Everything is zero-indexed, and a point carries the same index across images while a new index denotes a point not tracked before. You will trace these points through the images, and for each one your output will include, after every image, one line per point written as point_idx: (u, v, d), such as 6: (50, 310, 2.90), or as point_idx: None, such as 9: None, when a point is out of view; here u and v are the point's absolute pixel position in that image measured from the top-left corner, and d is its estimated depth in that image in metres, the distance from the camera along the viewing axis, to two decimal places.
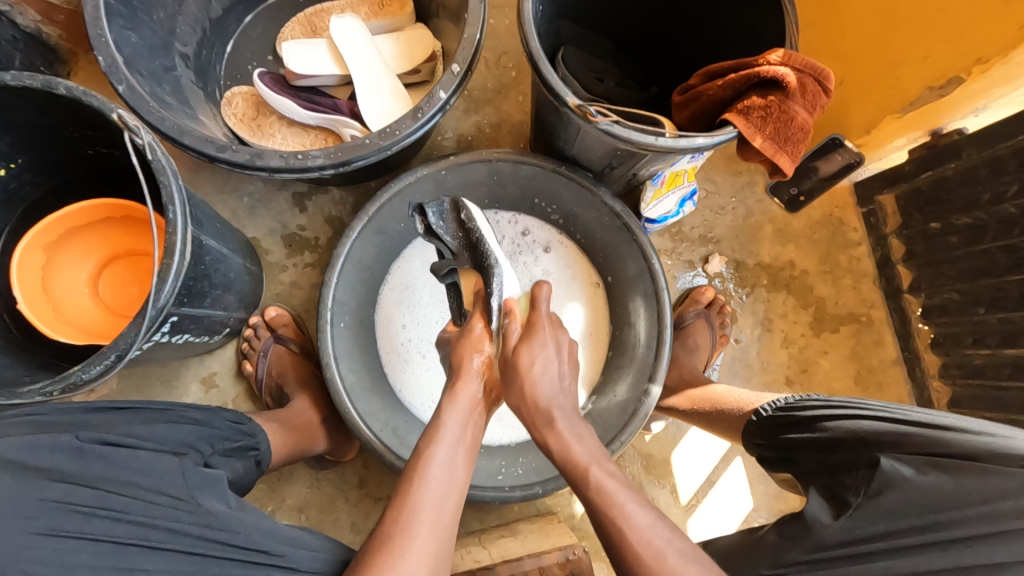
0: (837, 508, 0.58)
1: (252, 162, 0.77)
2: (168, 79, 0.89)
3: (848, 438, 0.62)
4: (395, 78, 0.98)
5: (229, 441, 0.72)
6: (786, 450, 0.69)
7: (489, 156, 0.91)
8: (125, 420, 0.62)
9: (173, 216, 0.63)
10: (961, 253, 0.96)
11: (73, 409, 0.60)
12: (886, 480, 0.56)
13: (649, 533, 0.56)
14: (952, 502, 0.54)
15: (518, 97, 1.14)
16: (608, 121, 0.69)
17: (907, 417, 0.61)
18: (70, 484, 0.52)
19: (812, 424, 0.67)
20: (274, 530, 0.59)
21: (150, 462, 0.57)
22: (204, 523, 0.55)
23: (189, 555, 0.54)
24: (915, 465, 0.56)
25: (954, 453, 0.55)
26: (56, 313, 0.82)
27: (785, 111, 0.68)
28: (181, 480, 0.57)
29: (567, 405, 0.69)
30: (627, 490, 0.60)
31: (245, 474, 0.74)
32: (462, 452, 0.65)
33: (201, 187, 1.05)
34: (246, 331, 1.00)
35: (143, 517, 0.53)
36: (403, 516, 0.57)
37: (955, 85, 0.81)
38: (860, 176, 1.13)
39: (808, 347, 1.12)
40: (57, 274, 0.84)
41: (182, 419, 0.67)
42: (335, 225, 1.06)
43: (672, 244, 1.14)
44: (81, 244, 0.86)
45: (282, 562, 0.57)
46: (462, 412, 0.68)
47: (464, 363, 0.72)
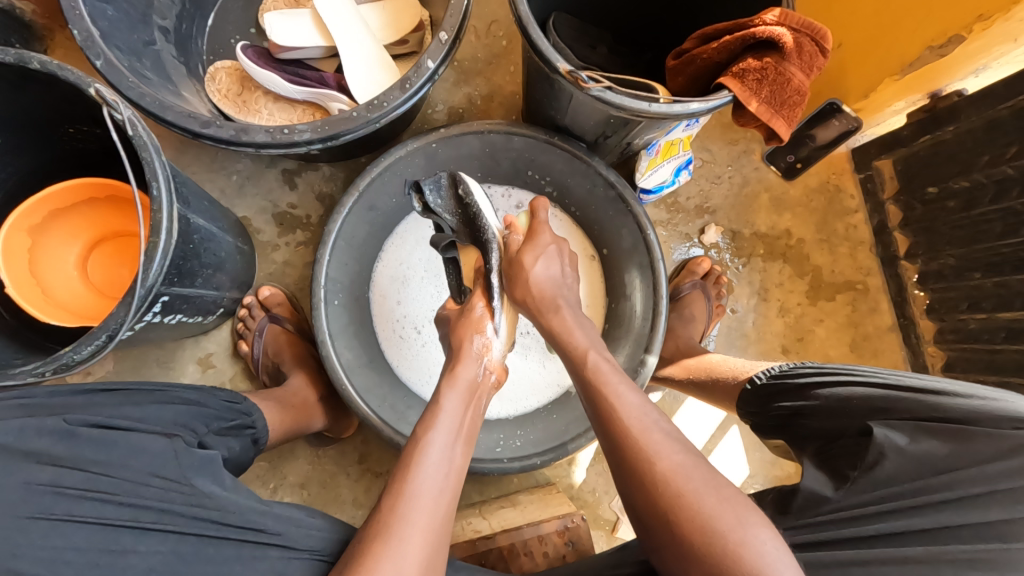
0: (835, 481, 0.58)
1: (238, 138, 0.75)
2: (148, 53, 0.87)
3: (841, 408, 0.62)
4: (382, 49, 0.95)
5: (225, 420, 0.72)
6: (779, 417, 0.70)
7: (480, 128, 0.89)
8: (118, 401, 0.61)
9: (157, 193, 0.62)
10: (957, 217, 0.96)
11: (48, 393, 0.58)
12: (881, 449, 0.56)
13: (684, 469, 0.55)
14: (943, 465, 0.54)
15: (509, 67, 1.12)
16: (600, 87, 0.67)
17: (900, 383, 0.61)
18: (62, 467, 0.52)
19: (805, 392, 0.67)
20: (270, 509, 0.59)
21: (142, 446, 0.57)
22: (199, 504, 0.56)
23: (184, 536, 0.54)
24: (908, 432, 0.57)
25: (944, 418, 0.56)
26: (47, 297, 0.81)
27: (782, 74, 0.66)
28: (174, 463, 0.57)
29: (570, 297, 0.73)
30: (626, 382, 0.63)
31: (242, 452, 0.75)
32: (460, 439, 0.64)
33: (188, 166, 1.03)
34: (240, 311, 1.00)
35: (135, 500, 0.54)
36: (399, 505, 0.56)
37: (956, 45, 0.79)
38: (857, 142, 1.11)
39: (804, 316, 1.12)
40: (44, 258, 0.82)
41: (176, 400, 0.67)
42: (327, 203, 1.04)
43: (668, 215, 1.13)
44: (66, 227, 0.85)
45: (279, 539, 0.58)
46: (459, 397, 0.67)
47: (464, 346, 0.71)
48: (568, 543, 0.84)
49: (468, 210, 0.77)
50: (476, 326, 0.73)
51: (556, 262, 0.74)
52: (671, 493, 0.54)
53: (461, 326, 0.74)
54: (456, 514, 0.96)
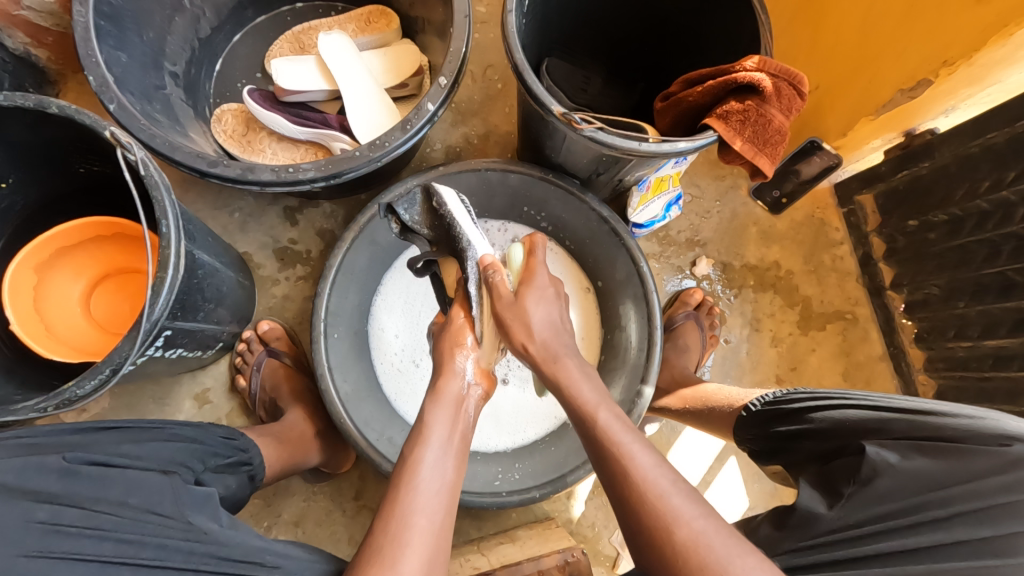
0: (830, 498, 0.59)
1: (244, 177, 0.78)
2: (158, 97, 0.90)
3: (832, 429, 0.64)
4: (383, 92, 1.00)
5: (222, 457, 0.72)
6: (777, 441, 0.71)
7: (477, 166, 0.93)
8: (116, 438, 0.61)
9: (167, 230, 0.63)
10: (939, 248, 0.99)
11: (60, 430, 0.59)
12: (874, 467, 0.57)
13: (655, 476, 0.56)
14: (936, 482, 0.55)
15: (504, 108, 1.17)
16: (592, 128, 0.71)
17: (890, 404, 0.63)
18: (59, 505, 0.51)
19: (801, 414, 0.69)
20: (270, 544, 0.59)
21: (139, 481, 0.57)
22: (198, 539, 0.55)
23: (184, 571, 0.54)
24: (900, 451, 0.58)
25: (935, 436, 0.57)
26: (49, 333, 0.82)
27: (763, 115, 0.71)
28: (172, 498, 0.57)
29: (570, 344, 0.70)
30: (626, 430, 0.60)
31: (238, 489, 0.74)
32: (451, 453, 0.64)
33: (191, 203, 1.05)
34: (239, 345, 1.00)
35: (133, 535, 0.53)
36: (392, 527, 0.57)
37: (925, 87, 0.84)
38: (839, 177, 1.16)
39: (796, 346, 1.14)
40: (48, 293, 0.84)
41: (173, 437, 0.67)
42: (327, 238, 1.07)
43: (660, 248, 1.16)
44: (72, 264, 0.86)
45: (280, 573, 0.58)
46: (446, 411, 0.68)
47: (447, 361, 0.73)
48: None
49: (444, 224, 0.78)
50: (456, 341, 0.74)
51: (548, 307, 0.71)
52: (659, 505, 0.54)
53: (444, 340, 0.74)
54: (454, 551, 0.94)
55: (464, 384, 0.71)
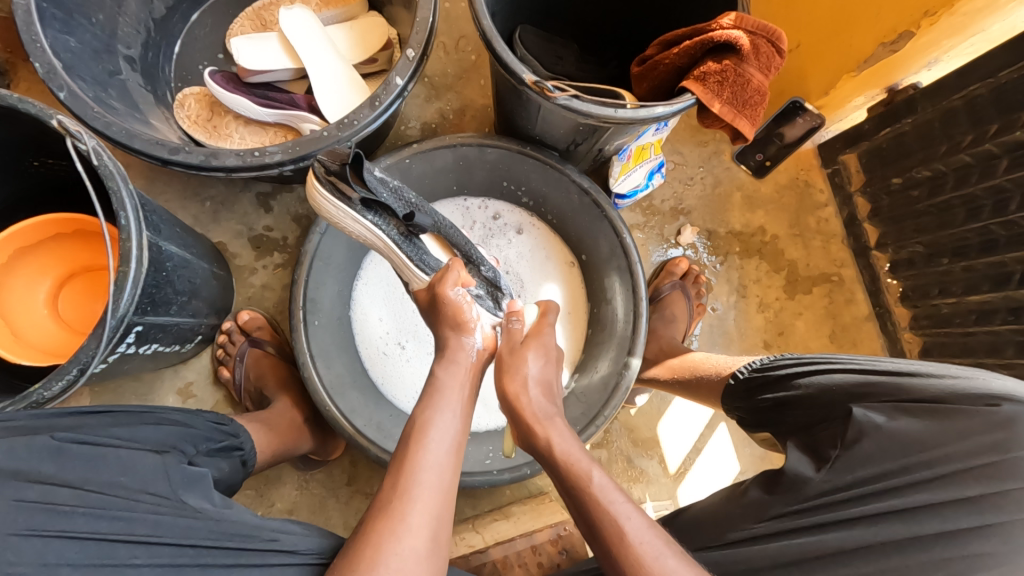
0: (817, 462, 0.60)
1: (208, 163, 0.75)
2: (114, 83, 0.86)
3: (818, 394, 0.63)
4: (350, 69, 0.96)
5: (214, 442, 0.71)
6: (763, 409, 0.70)
7: (452, 141, 0.90)
8: (105, 422, 0.60)
9: (126, 221, 0.61)
10: (922, 206, 0.99)
11: (52, 413, 0.58)
12: (860, 429, 0.57)
13: (649, 549, 0.56)
14: (920, 444, 0.56)
15: (479, 81, 1.13)
16: (566, 96, 0.68)
17: (876, 366, 0.62)
18: (49, 484, 0.50)
19: (788, 381, 0.68)
20: (267, 521, 0.59)
21: (130, 462, 0.56)
22: (194, 516, 0.55)
23: (183, 549, 0.53)
24: (885, 412, 0.58)
25: (921, 398, 0.57)
26: (16, 337, 0.80)
27: (741, 75, 0.68)
28: (165, 478, 0.56)
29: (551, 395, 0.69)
30: (617, 491, 0.60)
31: (231, 474, 0.73)
32: (460, 412, 0.65)
33: (159, 194, 1.02)
34: (220, 337, 0.98)
35: (127, 513, 0.52)
36: (402, 479, 0.58)
37: (907, 40, 0.82)
38: (822, 138, 1.14)
39: (783, 311, 1.14)
40: (10, 297, 0.81)
41: (164, 421, 0.66)
42: (304, 223, 1.04)
43: (644, 218, 1.15)
44: (34, 265, 0.83)
45: (280, 546, 0.58)
46: (457, 370, 0.68)
47: (462, 313, 0.70)
48: (562, 551, 0.83)
49: (404, 197, 0.76)
50: (457, 321, 0.70)
51: (545, 364, 0.70)
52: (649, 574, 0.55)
53: (450, 313, 0.70)
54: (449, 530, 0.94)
55: (476, 347, 0.70)
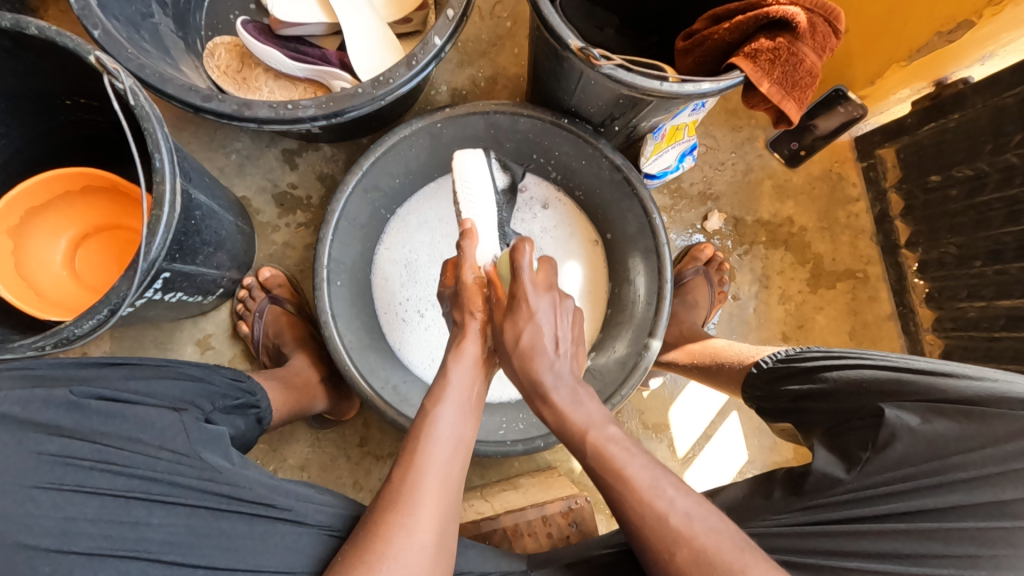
0: (846, 463, 0.59)
1: (240, 113, 0.74)
2: (146, 25, 0.85)
3: (849, 389, 0.63)
4: (385, 27, 0.94)
5: (231, 398, 0.71)
6: (785, 402, 0.70)
7: (485, 108, 0.88)
8: (122, 375, 0.60)
9: (160, 164, 0.60)
10: (959, 205, 0.96)
11: (70, 363, 0.58)
12: (891, 431, 0.57)
13: (655, 492, 0.56)
14: (952, 446, 0.55)
15: (513, 49, 1.10)
16: (611, 65, 0.66)
17: (908, 365, 0.61)
18: (69, 438, 0.52)
19: (814, 374, 0.67)
20: (281, 486, 0.60)
21: (148, 419, 0.56)
22: (210, 477, 0.56)
23: (197, 509, 0.54)
24: (919, 414, 0.57)
25: (957, 400, 0.56)
26: (40, 297, 0.80)
27: (795, 54, 0.66)
28: (183, 435, 0.57)
29: (562, 363, 0.65)
30: (628, 453, 0.59)
31: (248, 430, 0.74)
32: (468, 414, 0.65)
33: (185, 143, 1.01)
34: (240, 292, 0.98)
35: (146, 472, 0.53)
36: (410, 476, 0.58)
37: (966, 30, 0.79)
38: (860, 130, 1.11)
39: (804, 304, 1.13)
40: (28, 258, 0.81)
41: (181, 375, 0.65)
42: (328, 184, 1.03)
43: (671, 201, 1.13)
44: (47, 226, 0.83)
45: (290, 515, 0.58)
46: (469, 366, 0.67)
47: (468, 284, 0.70)
48: (572, 524, 0.84)
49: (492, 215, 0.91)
50: (468, 304, 0.70)
51: (538, 325, 0.64)
52: (662, 526, 0.54)
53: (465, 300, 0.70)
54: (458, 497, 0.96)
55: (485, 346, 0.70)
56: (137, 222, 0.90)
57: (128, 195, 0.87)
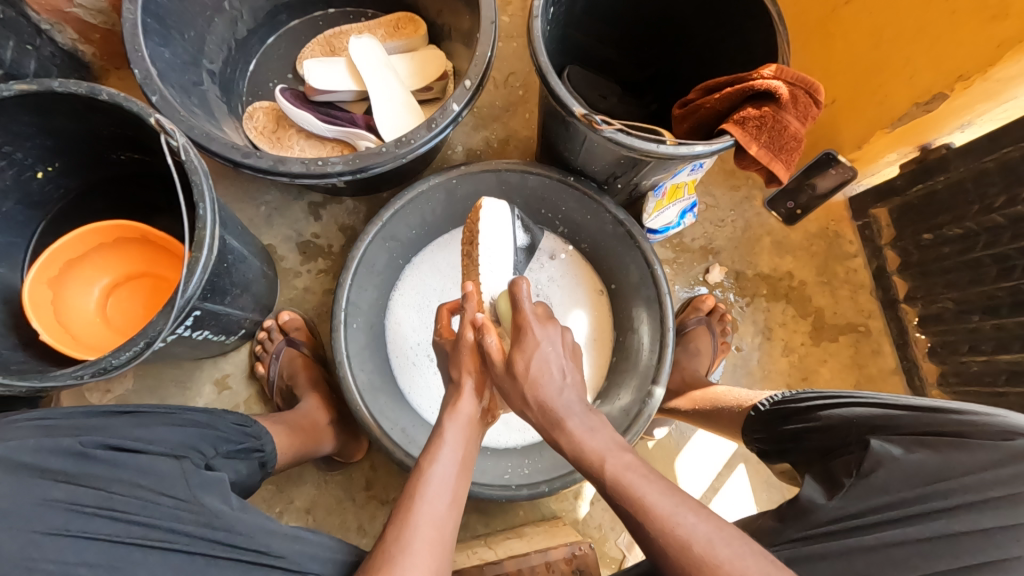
0: (830, 489, 0.61)
1: (275, 168, 0.81)
2: (196, 92, 0.94)
3: (841, 425, 0.66)
4: (408, 95, 1.04)
5: (233, 443, 0.72)
6: (785, 439, 0.74)
7: (497, 166, 0.96)
8: (128, 424, 0.62)
9: (203, 212, 0.67)
10: (952, 261, 1.00)
11: (79, 414, 0.60)
12: (876, 459, 0.59)
13: (674, 521, 0.54)
14: (931, 475, 0.56)
15: (525, 114, 1.20)
16: (612, 129, 0.73)
17: (900, 402, 0.65)
18: (73, 485, 0.52)
19: (813, 412, 0.71)
20: (277, 531, 0.59)
21: (150, 466, 0.57)
22: (209, 522, 0.56)
23: (192, 555, 0.54)
24: (903, 445, 0.59)
25: (940, 431, 0.58)
26: (75, 341, 0.85)
27: (779, 121, 0.72)
28: (183, 482, 0.58)
29: (572, 401, 0.66)
30: (648, 480, 0.58)
31: (249, 476, 0.74)
32: (461, 472, 0.65)
33: (219, 195, 1.09)
34: (260, 334, 1.03)
35: (144, 518, 0.53)
36: (403, 533, 0.57)
37: (941, 101, 0.86)
38: (853, 191, 1.17)
39: (808, 356, 1.14)
40: (65, 305, 0.86)
41: (186, 422, 0.67)
42: (349, 233, 1.10)
43: (674, 254, 1.18)
44: (82, 275, 0.89)
45: (285, 563, 0.57)
46: (461, 430, 0.69)
47: (461, 353, 0.74)
48: (576, 571, 0.84)
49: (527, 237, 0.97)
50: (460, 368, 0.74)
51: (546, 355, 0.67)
52: (686, 556, 0.52)
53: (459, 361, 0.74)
54: (462, 544, 0.95)
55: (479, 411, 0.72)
56: (165, 269, 0.95)
57: (156, 244, 0.92)
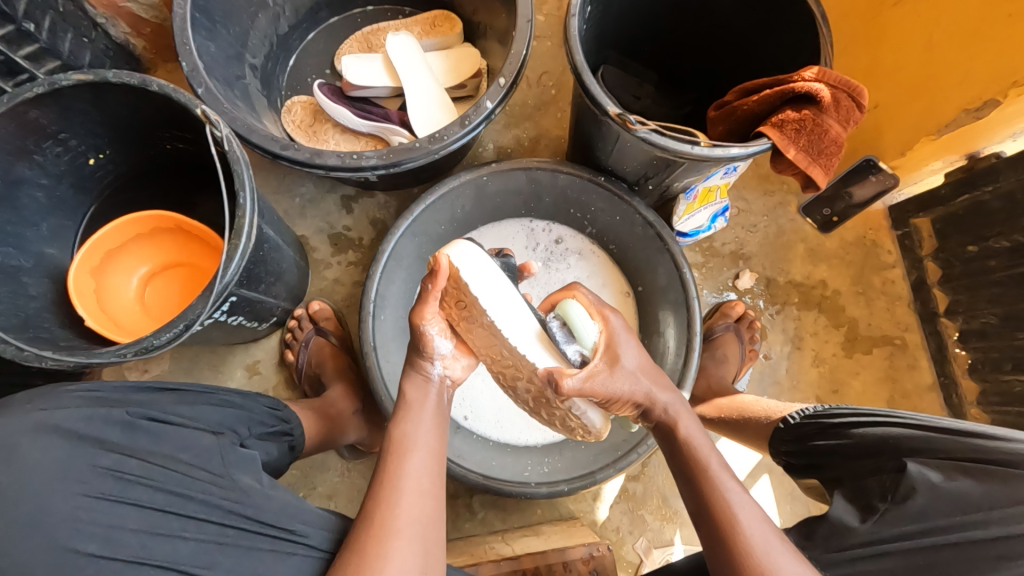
0: (864, 513, 0.59)
1: (312, 160, 0.83)
2: (239, 85, 0.97)
3: (875, 445, 0.63)
4: (442, 92, 1.05)
5: (266, 425, 0.74)
6: (812, 457, 0.71)
7: (528, 164, 0.96)
8: (171, 400, 0.64)
9: (244, 201, 0.69)
10: (998, 276, 0.96)
11: (129, 389, 0.62)
12: (912, 485, 0.57)
13: (752, 522, 0.57)
14: (972, 505, 0.54)
15: (557, 113, 1.20)
16: (646, 129, 0.73)
17: (939, 425, 0.61)
18: (120, 454, 0.55)
19: (842, 430, 0.68)
20: (302, 511, 0.60)
21: (189, 441, 0.59)
22: (239, 499, 0.58)
23: (224, 527, 0.56)
24: (943, 471, 0.57)
25: (982, 458, 0.56)
26: (118, 327, 0.88)
27: (819, 124, 0.71)
28: (219, 458, 0.60)
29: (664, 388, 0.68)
30: (734, 481, 0.61)
31: (279, 458, 0.76)
32: (436, 427, 0.66)
33: (257, 185, 1.12)
34: (291, 322, 1.05)
35: (180, 489, 0.56)
36: (384, 491, 0.58)
37: (992, 108, 0.83)
38: (894, 199, 1.13)
39: (839, 367, 1.11)
40: (106, 293, 0.90)
41: (222, 403, 0.69)
42: (379, 227, 1.12)
43: (703, 258, 1.16)
44: (121, 265, 0.92)
45: (307, 540, 0.59)
46: (428, 390, 0.69)
47: (422, 332, 0.68)
48: (593, 572, 0.84)
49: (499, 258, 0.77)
50: (422, 348, 0.69)
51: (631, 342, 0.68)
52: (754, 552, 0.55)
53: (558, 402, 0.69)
54: (479, 539, 0.96)
55: (435, 371, 0.70)
56: (198, 258, 0.96)
57: (189, 233, 0.94)
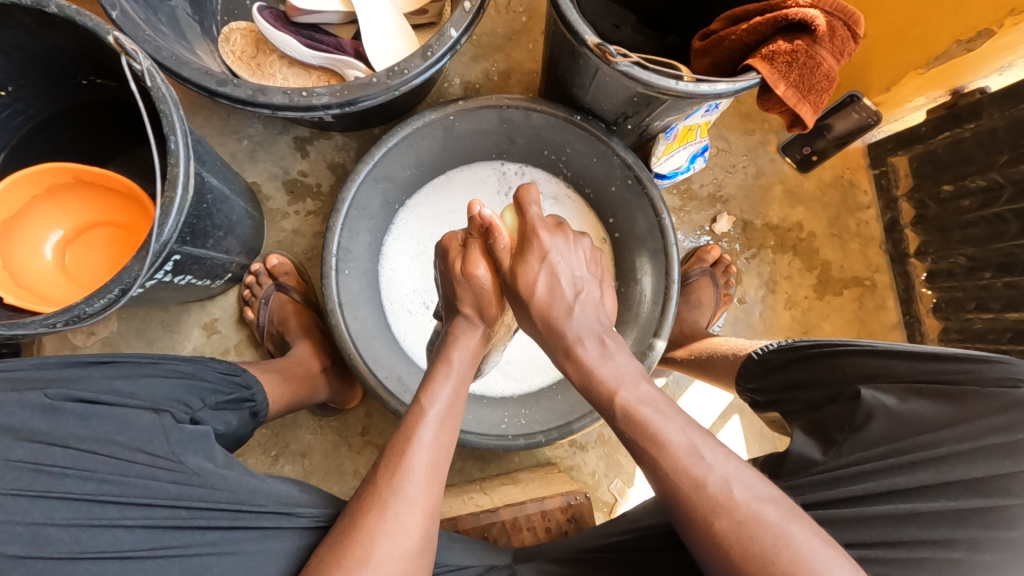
0: (823, 445, 0.62)
1: (255, 98, 0.74)
2: (164, 8, 0.85)
3: (834, 375, 0.66)
4: (401, 18, 0.94)
5: (222, 394, 0.69)
6: (777, 391, 0.73)
7: (499, 102, 0.88)
8: (107, 375, 0.59)
9: (174, 146, 0.61)
10: (971, 216, 0.95)
11: (53, 364, 0.57)
12: (870, 410, 0.60)
13: (689, 462, 0.53)
14: (929, 425, 0.58)
15: (528, 44, 1.10)
16: (628, 62, 0.66)
17: (891, 347, 0.64)
18: (42, 444, 0.51)
19: (807, 359, 0.69)
20: (262, 488, 0.58)
21: (128, 421, 0.56)
22: (188, 482, 0.55)
23: (174, 509, 0.54)
24: (897, 394, 0.60)
25: (938, 379, 0.60)
26: (46, 300, 0.79)
27: (812, 57, 0.66)
28: (162, 437, 0.56)
29: (590, 323, 0.66)
30: (665, 415, 0.57)
31: (240, 426, 0.72)
32: (457, 402, 0.64)
33: (198, 126, 1.01)
34: (248, 278, 0.98)
35: (118, 476, 0.53)
36: (395, 474, 0.57)
37: (985, 38, 0.79)
38: (873, 138, 1.11)
39: (811, 310, 1.12)
40: (19, 268, 0.79)
41: (168, 373, 0.64)
42: (338, 172, 1.03)
43: (681, 202, 1.12)
44: (27, 234, 0.81)
45: (270, 510, 0.58)
46: (464, 353, 0.68)
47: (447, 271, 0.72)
48: (571, 519, 0.84)
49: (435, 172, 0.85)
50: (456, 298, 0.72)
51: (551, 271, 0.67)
52: (698, 495, 0.51)
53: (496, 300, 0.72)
54: (457, 489, 0.97)
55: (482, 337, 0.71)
56: (114, 212, 0.88)
57: (95, 186, 0.85)
